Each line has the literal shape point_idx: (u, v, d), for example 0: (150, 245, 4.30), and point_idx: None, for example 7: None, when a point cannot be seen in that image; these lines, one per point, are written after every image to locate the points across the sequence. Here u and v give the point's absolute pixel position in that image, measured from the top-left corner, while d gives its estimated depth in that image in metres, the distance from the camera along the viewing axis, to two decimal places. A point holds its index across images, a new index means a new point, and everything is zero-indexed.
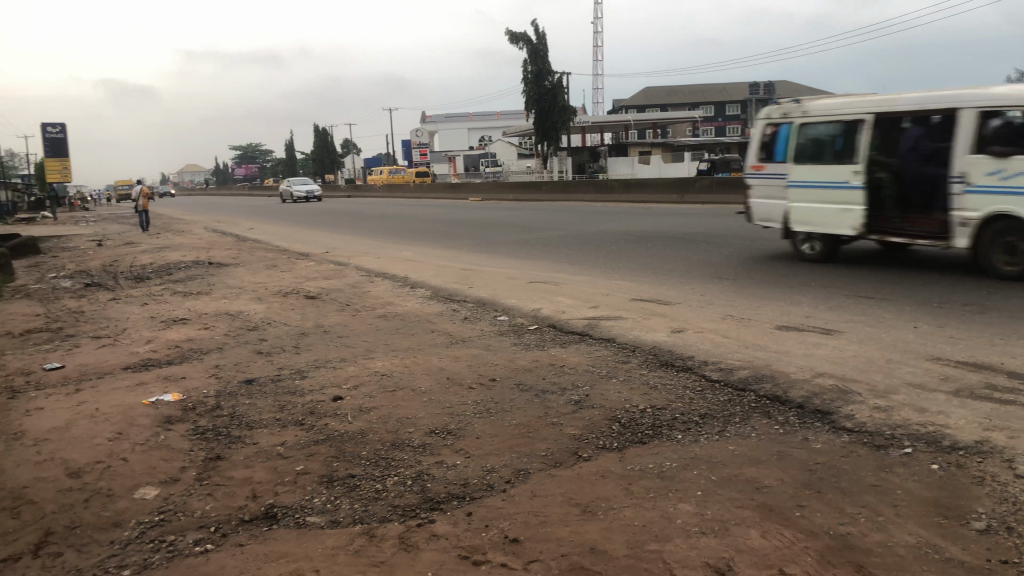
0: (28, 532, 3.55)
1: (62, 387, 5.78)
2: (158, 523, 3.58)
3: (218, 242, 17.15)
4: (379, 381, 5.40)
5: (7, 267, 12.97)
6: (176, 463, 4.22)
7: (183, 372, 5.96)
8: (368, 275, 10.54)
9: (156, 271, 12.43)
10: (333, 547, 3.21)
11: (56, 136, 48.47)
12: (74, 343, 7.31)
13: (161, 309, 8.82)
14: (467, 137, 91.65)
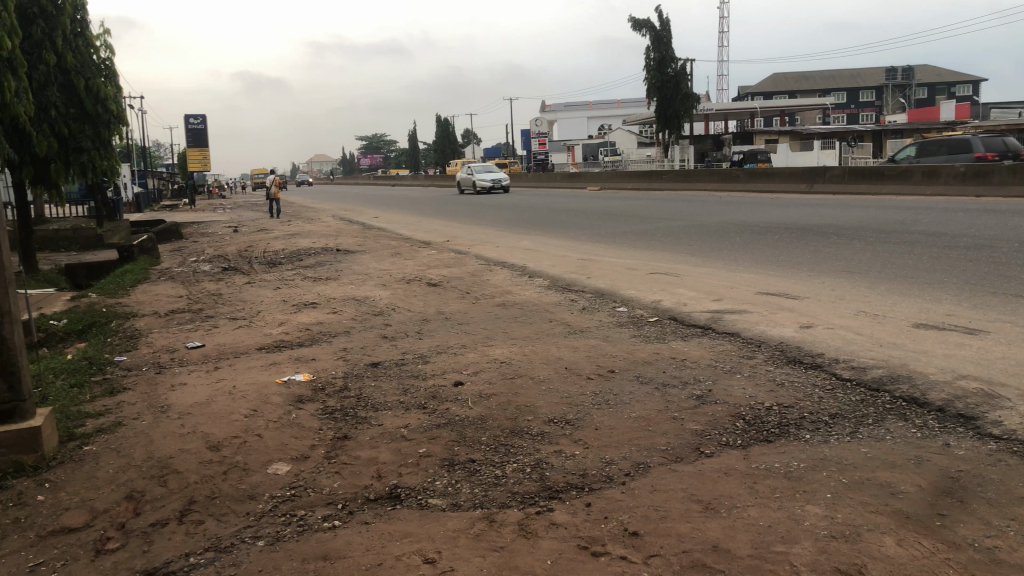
0: (173, 499, 3.79)
1: (203, 365, 6.15)
2: (290, 497, 3.75)
3: (344, 230, 17.77)
4: (499, 368, 5.47)
5: (155, 251, 13.87)
6: (307, 441, 4.41)
7: (313, 354, 6.23)
8: (488, 263, 10.68)
9: (288, 257, 13.00)
10: (454, 530, 3.27)
11: (198, 128, 51.38)
12: (214, 323, 7.75)
13: (293, 293, 9.24)
14: (586, 126, 91.24)
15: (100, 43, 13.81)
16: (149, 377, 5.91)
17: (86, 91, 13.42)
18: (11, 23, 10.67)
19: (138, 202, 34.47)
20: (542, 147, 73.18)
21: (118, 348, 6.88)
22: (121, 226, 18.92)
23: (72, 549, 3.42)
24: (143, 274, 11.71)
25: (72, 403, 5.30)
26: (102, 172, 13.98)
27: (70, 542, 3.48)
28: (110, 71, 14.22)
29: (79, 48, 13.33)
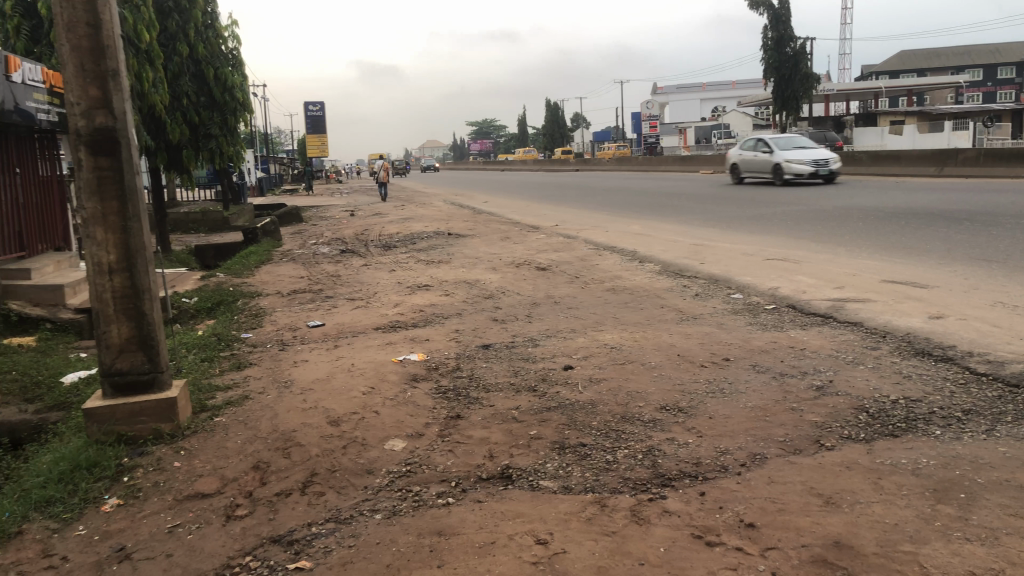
0: (297, 471, 3.97)
1: (323, 343, 6.39)
2: (405, 473, 3.86)
3: (455, 214, 18.03)
4: (610, 353, 5.45)
5: (276, 233, 14.46)
6: (421, 419, 4.52)
7: (427, 335, 6.37)
8: (597, 248, 10.63)
9: (401, 240, 13.31)
10: (565, 512, 3.29)
11: (315, 114, 53.05)
12: (332, 303, 8.03)
13: (407, 275, 9.46)
14: (699, 108, 89.14)
15: (229, 33, 14.46)
16: (273, 353, 6.19)
17: (215, 80, 14.11)
18: (149, 16, 11.32)
19: (261, 186, 36.02)
20: (652, 130, 72.01)
21: (244, 326, 7.23)
22: (245, 208, 19.80)
23: (206, 514, 3.64)
24: (266, 256, 12.24)
25: (204, 376, 5.62)
26: (228, 157, 14.73)
27: (203, 507, 3.70)
28: (237, 60, 14.89)
29: (209, 38, 14.01)
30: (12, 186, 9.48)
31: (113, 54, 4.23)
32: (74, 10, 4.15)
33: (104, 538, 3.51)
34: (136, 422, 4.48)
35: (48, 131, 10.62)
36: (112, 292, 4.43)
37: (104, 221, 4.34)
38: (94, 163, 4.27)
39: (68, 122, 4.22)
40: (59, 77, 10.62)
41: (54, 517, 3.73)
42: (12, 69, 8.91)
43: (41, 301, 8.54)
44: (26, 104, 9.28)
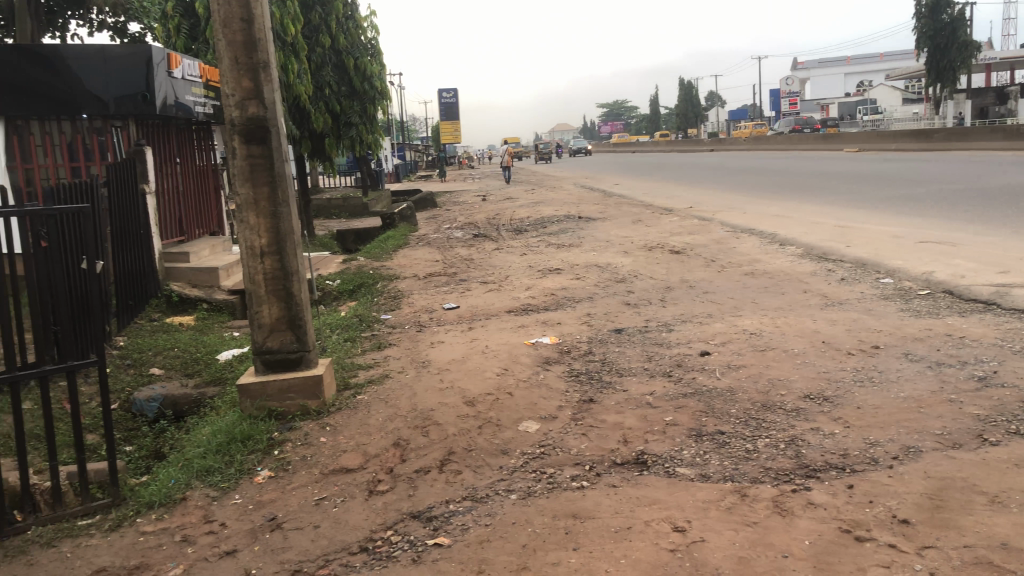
0: (435, 449, 4.07)
1: (458, 325, 6.51)
2: (539, 455, 3.89)
3: (587, 198, 17.93)
4: (749, 339, 5.28)
5: (413, 218, 14.86)
6: (554, 402, 4.53)
7: (559, 318, 6.38)
8: (734, 231, 10.30)
9: (533, 224, 13.38)
10: (704, 500, 3.22)
11: (448, 101, 53.98)
12: (467, 286, 8.18)
13: (538, 259, 9.50)
14: (842, 84, 84.67)
15: (368, 24, 14.93)
16: (411, 334, 6.37)
17: (355, 70, 14.62)
18: (294, 11, 11.86)
19: (397, 173, 37.16)
20: (792, 108, 69.06)
21: (383, 308, 7.47)
22: (382, 195, 20.45)
23: (350, 488, 3.80)
24: (403, 240, 12.61)
25: (347, 355, 5.85)
26: (368, 144, 15.26)
27: (347, 481, 3.85)
28: (376, 50, 15.35)
29: (349, 30, 14.51)
30: (174, 175, 10.17)
31: (264, 47, 4.44)
32: (229, 6, 4.40)
33: (258, 507, 3.73)
34: (285, 398, 4.72)
35: (204, 124, 11.34)
36: (264, 274, 4.68)
37: (256, 207, 4.59)
38: (246, 151, 4.51)
39: (224, 113, 4.47)
40: (214, 71, 11.36)
41: (214, 485, 4.00)
42: (173, 66, 9.55)
43: (199, 283, 9.14)
44: (185, 98, 9.95)
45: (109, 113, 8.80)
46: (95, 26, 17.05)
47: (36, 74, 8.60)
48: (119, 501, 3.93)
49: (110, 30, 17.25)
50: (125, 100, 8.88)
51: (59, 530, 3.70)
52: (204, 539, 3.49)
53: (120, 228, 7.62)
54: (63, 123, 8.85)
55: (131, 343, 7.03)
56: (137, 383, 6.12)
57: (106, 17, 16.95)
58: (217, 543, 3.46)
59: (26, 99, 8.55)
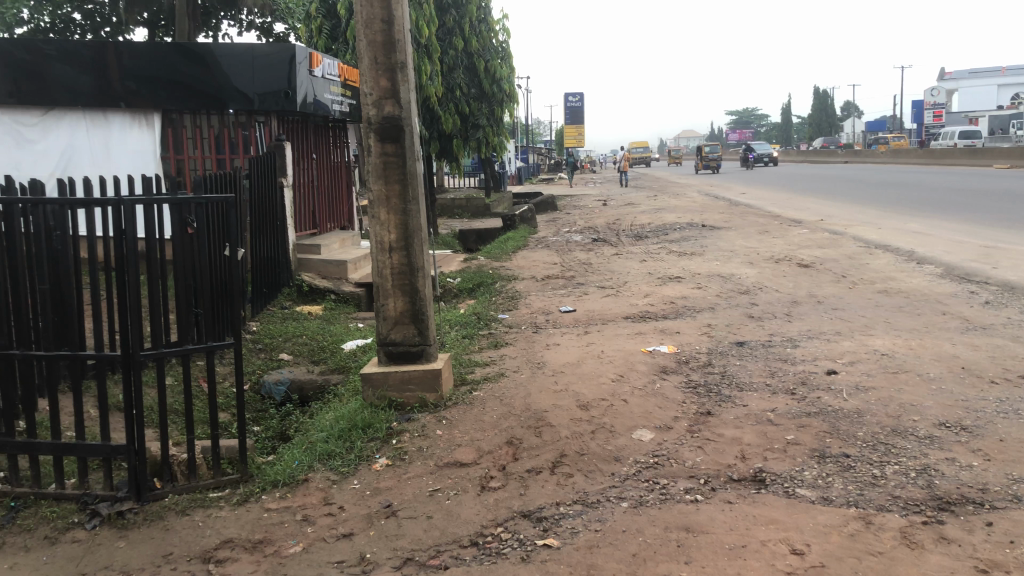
0: (547, 450, 4.08)
1: (574, 328, 6.52)
2: (653, 465, 3.84)
3: (710, 206, 17.51)
4: (880, 360, 5.03)
5: (533, 221, 14.95)
6: (670, 412, 4.46)
7: (678, 328, 6.27)
8: (867, 246, 9.86)
9: (654, 231, 13.22)
10: (825, 524, 3.09)
11: (574, 105, 54.06)
12: (584, 291, 8.16)
13: (659, 266, 9.37)
14: (993, 96, 79.49)
15: (500, 27, 15.18)
16: (527, 335, 6.42)
17: (485, 73, 14.91)
18: (428, 14, 12.31)
19: (519, 175, 37.50)
20: (935, 120, 65.48)
21: (501, 307, 7.55)
22: (504, 196, 20.65)
23: (463, 481, 3.87)
24: (523, 241, 12.72)
25: (464, 352, 5.96)
26: (493, 146, 15.49)
27: (461, 475, 3.92)
28: (507, 52, 15.57)
29: (482, 32, 14.80)
30: (309, 170, 10.63)
31: (402, 47, 4.58)
32: (371, 8, 4.56)
33: (375, 494, 3.85)
34: (405, 389, 4.85)
35: (340, 121, 11.81)
36: (391, 268, 4.83)
37: (387, 203, 4.74)
38: (381, 148, 4.67)
39: (362, 112, 4.65)
40: (353, 72, 11.72)
41: (334, 469, 4.15)
42: (314, 65, 9.97)
43: (328, 274, 9.52)
44: (324, 96, 10.37)
45: (253, 108, 9.37)
46: (245, 27, 18.08)
47: (190, 70, 9.21)
48: (247, 477, 4.13)
49: (258, 30, 18.24)
50: (268, 96, 9.37)
51: (192, 499, 3.93)
52: (323, 521, 3.64)
53: (259, 218, 8.04)
54: (212, 115, 9.56)
55: (263, 329, 7.40)
56: (267, 367, 6.44)
57: (254, 17, 17.93)
58: (334, 526, 3.59)
59: (181, 94, 9.25)
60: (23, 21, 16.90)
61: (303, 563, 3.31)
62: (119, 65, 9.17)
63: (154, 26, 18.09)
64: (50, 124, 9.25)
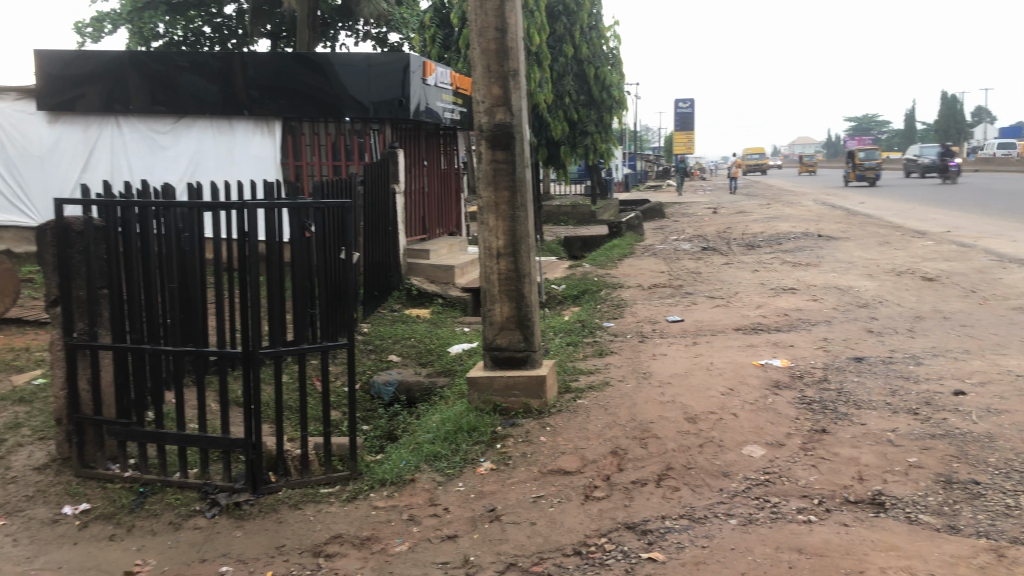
0: (653, 462, 4.01)
1: (682, 339, 6.40)
2: (763, 482, 3.71)
3: (827, 215, 16.87)
4: (1014, 382, 4.71)
5: (640, 228, 14.74)
6: (782, 428, 4.31)
7: (792, 341, 6.05)
8: (999, 260, 9.28)
9: (767, 240, 12.85)
10: (952, 554, 2.91)
11: (684, 111, 53.23)
12: (693, 300, 8.00)
13: (771, 277, 9.09)
14: None
15: (610, 33, 15.12)
16: (633, 344, 6.34)
17: (595, 80, 14.89)
18: (540, 21, 12.57)
19: (626, 182, 37.24)
20: None
21: (607, 315, 7.50)
22: (611, 204, 20.50)
23: (567, 489, 3.85)
24: (629, 249, 12.59)
25: (569, 359, 5.94)
26: (601, 154, 15.40)
27: (565, 483, 3.91)
28: (617, 59, 15.48)
29: (592, 39, 14.78)
30: (420, 177, 10.86)
31: (515, 55, 4.61)
32: (486, 16, 4.63)
33: (479, 497, 3.88)
34: (510, 395, 4.86)
35: (451, 129, 12.00)
36: (498, 274, 4.87)
37: (496, 210, 4.78)
38: (491, 155, 4.73)
39: (474, 119, 4.72)
40: (465, 80, 11.91)
41: (440, 470, 4.21)
42: (427, 74, 10.13)
43: (436, 279, 9.69)
44: (436, 104, 10.56)
45: (369, 117, 9.57)
46: (362, 37, 18.67)
47: (310, 79, 9.53)
48: (356, 475, 4.24)
49: (373, 40, 18.80)
50: (382, 104, 9.54)
51: (304, 494, 4.06)
52: (429, 521, 3.69)
53: (371, 223, 8.26)
54: (329, 124, 9.83)
55: (374, 331, 7.60)
56: (377, 368, 6.61)
57: (370, 27, 18.50)
58: (439, 527, 3.64)
59: (300, 103, 9.62)
60: (160, 35, 18.04)
61: (410, 561, 3.37)
62: (244, 76, 9.63)
63: (276, 37, 18.90)
64: (179, 131, 9.94)
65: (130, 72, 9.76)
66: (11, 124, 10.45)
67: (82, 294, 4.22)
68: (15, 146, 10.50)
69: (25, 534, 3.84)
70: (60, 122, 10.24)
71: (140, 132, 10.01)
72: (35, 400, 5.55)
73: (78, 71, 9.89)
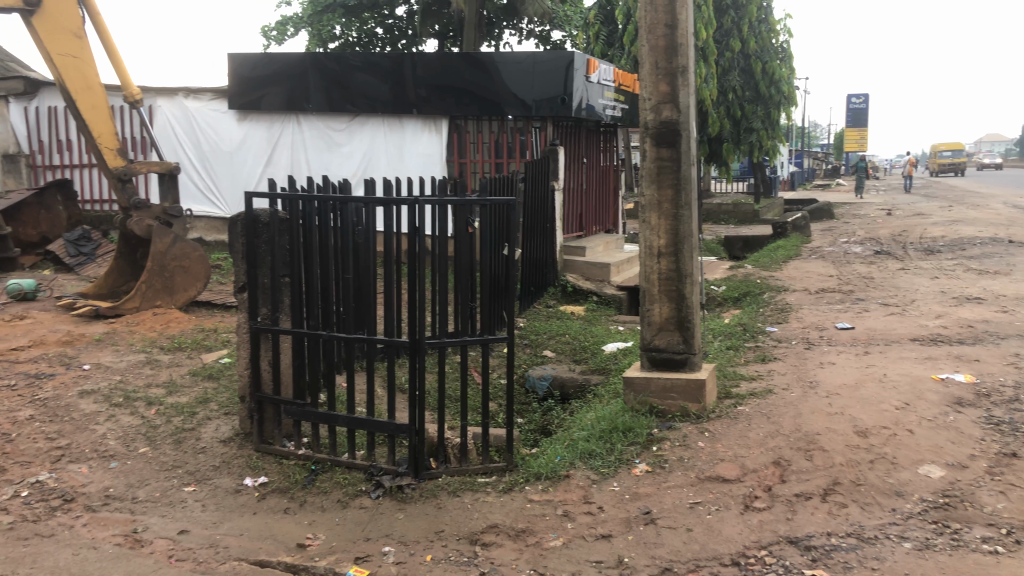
0: (819, 476, 3.83)
1: (852, 347, 6.07)
2: (942, 506, 3.46)
3: (1020, 219, 15.45)
4: None
5: (807, 229, 14.06)
6: (965, 449, 4.00)
7: (978, 355, 5.60)
8: None
9: (949, 245, 11.96)
10: None
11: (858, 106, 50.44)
12: (864, 307, 7.57)
13: (953, 285, 8.45)
14: None
15: (781, 26, 14.53)
16: (798, 351, 6.07)
17: (763, 75, 14.37)
18: (707, 16, 12.45)
19: (792, 181, 35.74)
20: None
21: (770, 319, 7.25)
22: (776, 203, 19.74)
23: (725, 498, 3.75)
24: (795, 250, 12.08)
25: (729, 363, 5.78)
26: (768, 150, 14.82)
27: (723, 491, 3.80)
28: (787, 53, 14.87)
29: (762, 33, 14.31)
30: (580, 175, 10.89)
31: (684, 51, 4.52)
32: (656, 13, 4.57)
33: (634, 499, 3.85)
34: (667, 397, 4.78)
35: (612, 126, 11.94)
36: (659, 274, 4.80)
37: (659, 208, 4.72)
38: (656, 153, 4.67)
39: (640, 116, 4.68)
40: (628, 76, 11.80)
41: (595, 468, 4.21)
42: (590, 70, 10.02)
43: (591, 276, 9.66)
44: (598, 101, 10.50)
45: (530, 115, 9.61)
46: (525, 35, 18.95)
47: (475, 77, 9.74)
48: (513, 467, 4.31)
49: (536, 38, 19.01)
50: (543, 102, 9.52)
51: (462, 482, 4.18)
52: (583, 519, 3.71)
53: (530, 221, 8.35)
54: (493, 121, 10.04)
55: (529, 326, 7.71)
56: (532, 362, 6.71)
57: (534, 26, 18.74)
58: (594, 525, 3.64)
59: (465, 101, 9.85)
60: (336, 36, 19.04)
61: (564, 557, 3.40)
62: (413, 75, 9.97)
63: (444, 37, 19.49)
64: (354, 129, 10.50)
65: (310, 73, 10.38)
66: (207, 122, 11.41)
67: (267, 282, 4.54)
68: (210, 143, 11.45)
69: (212, 500, 4.18)
70: (249, 120, 11.09)
71: (318, 130, 10.67)
72: (220, 377, 6.04)
73: (264, 72, 10.64)
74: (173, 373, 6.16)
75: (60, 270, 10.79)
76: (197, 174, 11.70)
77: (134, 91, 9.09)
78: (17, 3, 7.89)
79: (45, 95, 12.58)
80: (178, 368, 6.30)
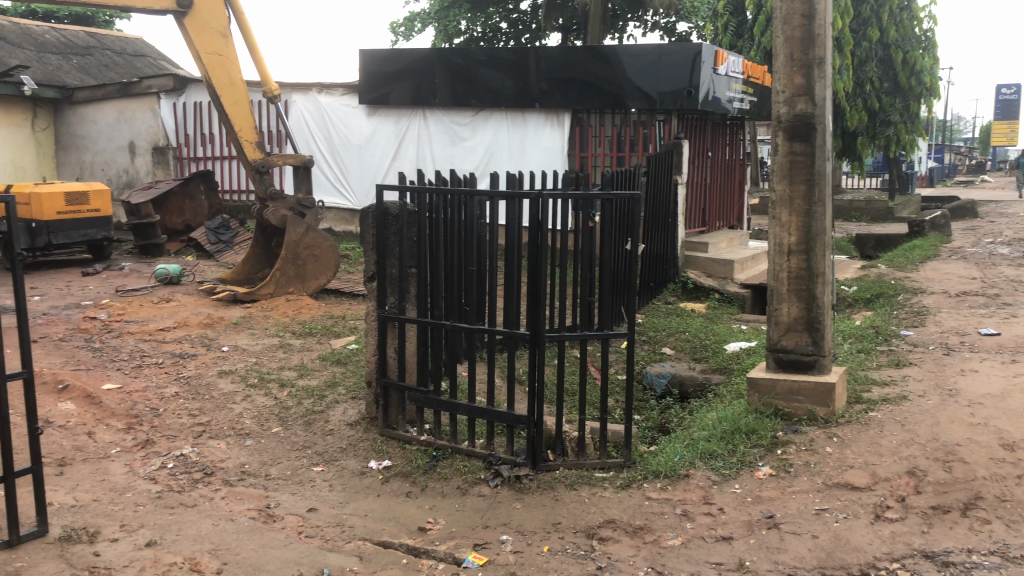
0: (959, 489, 3.62)
1: (998, 354, 5.69)
2: None
3: None
4: None
5: (947, 227, 13.27)
6: None
7: None
8: None
9: None
10: None
11: (1006, 97, 47.08)
12: (1012, 312, 7.08)
13: None
14: None
15: (925, 13, 13.74)
16: (936, 356, 5.75)
17: (903, 65, 13.66)
18: (844, 4, 11.94)
19: (929, 176, 33.78)
20: None
21: (905, 322, 6.88)
22: (912, 200, 18.73)
23: (855, 506, 3.60)
24: (933, 250, 11.44)
25: (860, 367, 5.54)
26: (905, 145, 14.08)
27: (853, 499, 3.65)
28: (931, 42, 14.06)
29: (903, 21, 13.60)
30: (704, 169, 10.67)
31: (822, 42, 4.36)
32: (793, 2, 4.43)
33: (756, 502, 3.75)
34: (793, 400, 4.63)
35: (739, 119, 11.62)
36: (788, 272, 4.65)
37: (790, 205, 4.57)
38: (789, 148, 4.52)
39: (773, 109, 4.54)
40: (757, 67, 11.45)
41: (716, 469, 4.13)
42: (718, 63, 9.78)
43: (714, 273, 9.46)
44: (726, 94, 10.25)
45: (654, 107, 9.44)
46: (649, 27, 18.69)
47: (598, 70, 9.68)
48: (631, 464, 4.28)
49: (661, 30, 18.71)
50: (668, 95, 9.32)
51: (579, 475, 4.19)
52: (703, 519, 3.64)
53: (652, 216, 8.27)
54: (616, 115, 9.99)
55: (649, 323, 7.64)
56: (651, 359, 6.65)
57: (659, 17, 18.43)
58: (714, 526, 3.58)
59: (588, 94, 9.82)
60: (461, 31, 19.36)
61: (682, 557, 3.36)
62: (537, 69, 10.03)
63: (567, 30, 19.46)
64: (478, 123, 10.66)
65: (437, 68, 10.60)
66: (338, 117, 11.85)
67: (395, 272, 4.66)
68: (340, 137, 11.89)
69: (339, 481, 4.36)
70: (378, 115, 11.46)
71: (444, 125, 10.90)
72: (348, 362, 6.28)
73: (393, 68, 10.95)
74: (304, 357, 6.45)
75: (201, 256, 11.50)
76: (328, 166, 12.18)
77: (273, 86, 9.54)
78: (172, 5, 8.39)
79: (192, 91, 13.28)
80: (309, 352, 6.59)
